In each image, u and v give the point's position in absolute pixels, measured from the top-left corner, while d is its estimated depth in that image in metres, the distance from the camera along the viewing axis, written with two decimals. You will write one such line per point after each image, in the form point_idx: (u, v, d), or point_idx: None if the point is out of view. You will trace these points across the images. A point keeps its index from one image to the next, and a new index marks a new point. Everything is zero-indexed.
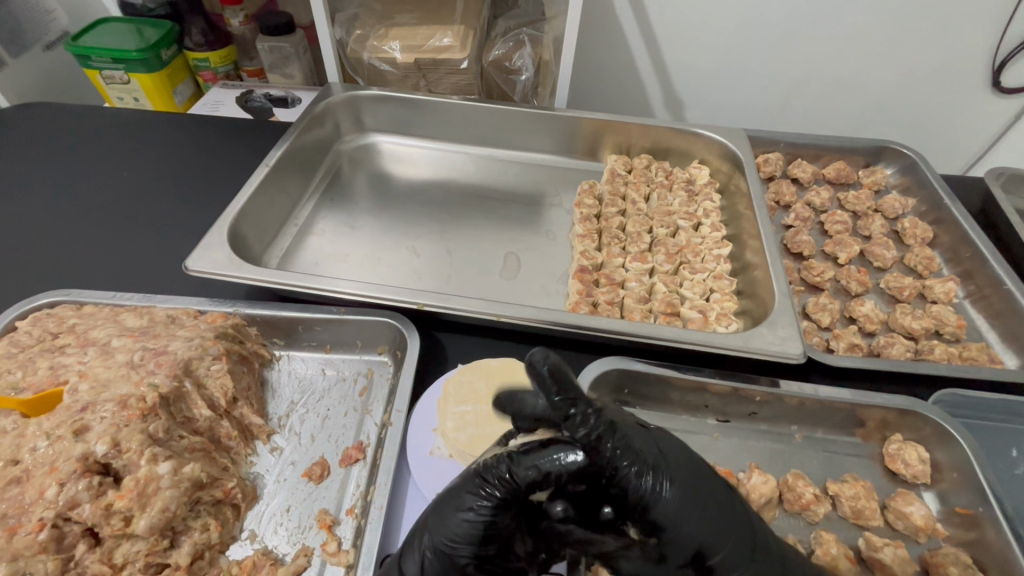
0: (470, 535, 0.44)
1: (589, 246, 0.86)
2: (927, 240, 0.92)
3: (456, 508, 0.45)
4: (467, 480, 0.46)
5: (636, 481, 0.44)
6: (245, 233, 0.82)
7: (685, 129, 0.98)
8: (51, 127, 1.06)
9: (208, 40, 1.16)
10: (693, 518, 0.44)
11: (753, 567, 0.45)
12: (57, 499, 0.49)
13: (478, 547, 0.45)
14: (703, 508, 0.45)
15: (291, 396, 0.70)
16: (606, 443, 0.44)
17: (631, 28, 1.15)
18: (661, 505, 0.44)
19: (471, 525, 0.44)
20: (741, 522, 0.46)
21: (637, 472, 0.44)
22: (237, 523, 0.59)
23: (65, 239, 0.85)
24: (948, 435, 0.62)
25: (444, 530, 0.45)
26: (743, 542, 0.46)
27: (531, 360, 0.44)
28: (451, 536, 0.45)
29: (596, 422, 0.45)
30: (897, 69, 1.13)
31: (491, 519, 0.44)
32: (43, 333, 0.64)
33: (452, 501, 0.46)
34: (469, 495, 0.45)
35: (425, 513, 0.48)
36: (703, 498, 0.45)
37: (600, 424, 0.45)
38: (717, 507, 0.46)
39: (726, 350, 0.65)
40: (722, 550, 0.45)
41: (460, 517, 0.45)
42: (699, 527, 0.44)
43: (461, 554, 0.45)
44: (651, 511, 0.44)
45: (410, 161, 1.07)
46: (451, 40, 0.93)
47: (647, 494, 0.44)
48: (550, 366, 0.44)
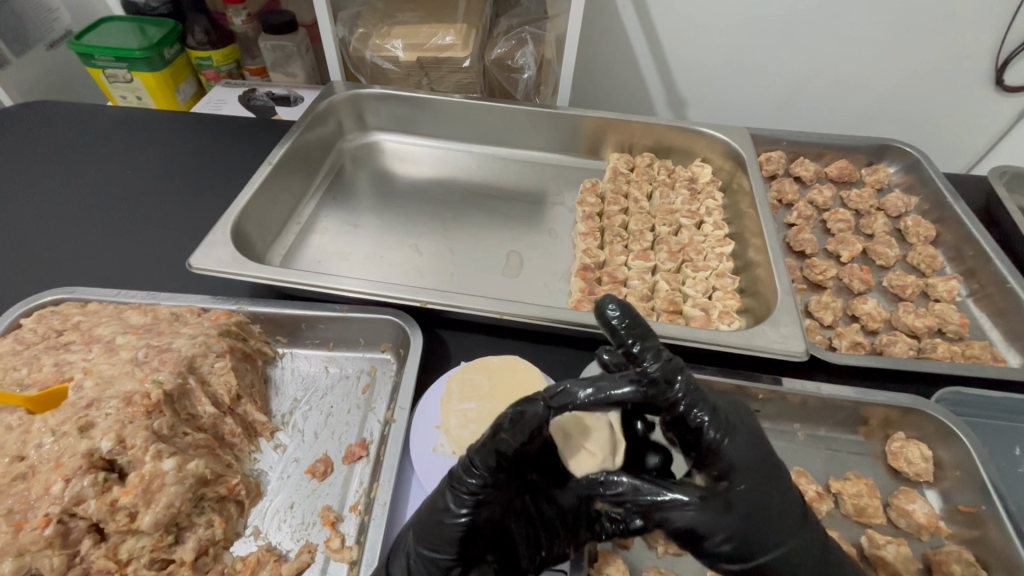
0: (449, 539, 0.46)
1: (591, 244, 0.86)
2: (930, 239, 0.92)
3: (435, 511, 0.47)
4: (444, 484, 0.47)
5: (707, 427, 0.44)
6: (248, 230, 0.82)
7: (687, 127, 0.98)
8: (54, 125, 1.06)
9: (210, 38, 1.16)
10: (756, 472, 0.44)
11: (803, 528, 0.45)
12: (62, 495, 0.49)
13: (459, 548, 0.47)
14: (765, 466, 0.45)
15: (294, 394, 0.71)
16: (676, 385, 0.44)
17: (634, 27, 1.15)
18: (730, 451, 0.44)
19: (450, 529, 0.46)
20: (793, 488, 0.46)
21: (708, 419, 0.44)
22: (241, 519, 0.59)
23: (69, 236, 0.85)
24: (951, 433, 0.62)
25: (425, 534, 0.47)
26: (794, 506, 0.46)
27: (602, 303, 0.48)
28: (432, 539, 0.47)
29: (668, 362, 0.44)
30: (900, 68, 1.13)
31: (468, 521, 0.46)
32: (47, 330, 0.65)
33: (432, 506, 0.47)
34: (445, 497, 0.47)
35: (409, 518, 0.49)
36: (764, 457, 0.45)
37: (676, 368, 0.45)
38: (777, 469, 0.46)
39: (728, 348, 0.65)
40: (778, 509, 0.44)
41: (437, 522, 0.47)
42: (761, 482, 0.44)
43: (442, 558, 0.47)
44: (721, 454, 0.44)
45: (412, 160, 1.07)
46: (454, 38, 0.93)
47: (717, 442, 0.44)
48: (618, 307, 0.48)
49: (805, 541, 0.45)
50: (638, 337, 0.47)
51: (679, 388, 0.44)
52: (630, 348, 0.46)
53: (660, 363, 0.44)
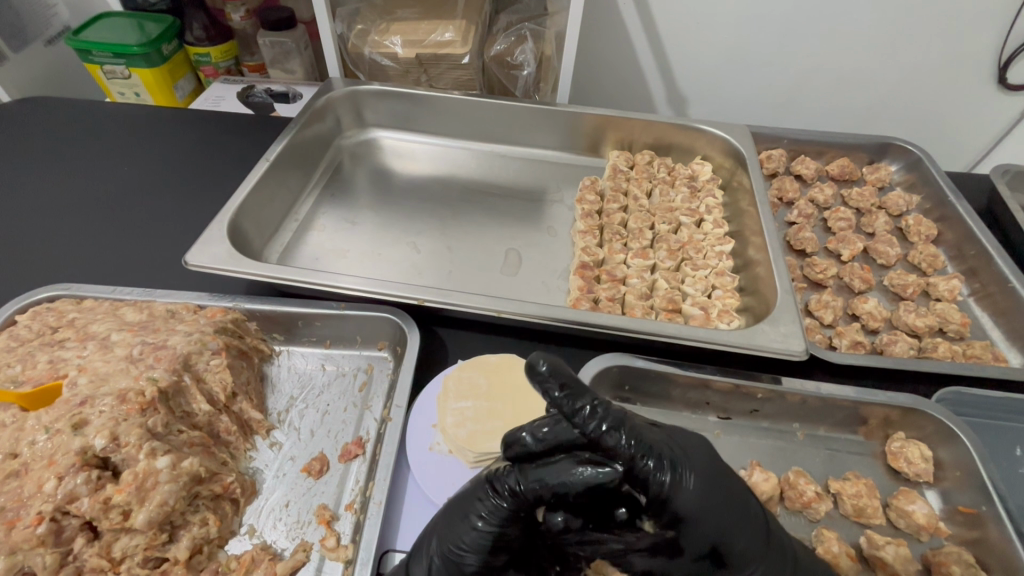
0: (477, 545, 0.46)
1: (590, 242, 0.86)
2: (932, 238, 0.91)
3: (466, 516, 0.46)
4: (478, 489, 0.47)
5: (654, 475, 0.43)
6: (245, 227, 0.81)
7: (687, 125, 0.98)
8: (52, 121, 1.05)
9: (209, 34, 1.15)
10: (710, 511, 0.44)
11: (769, 557, 0.46)
12: (55, 493, 0.49)
13: (485, 556, 0.46)
14: (721, 504, 0.45)
15: (291, 391, 0.70)
16: (621, 437, 0.43)
17: (634, 24, 1.15)
18: (681, 499, 0.43)
19: (478, 534, 0.45)
20: (755, 517, 0.47)
21: (655, 466, 0.43)
22: (236, 517, 0.59)
23: (66, 233, 0.85)
24: (951, 433, 0.61)
25: (452, 538, 0.46)
26: (757, 537, 0.46)
27: (531, 362, 0.44)
28: (460, 543, 0.46)
29: (608, 414, 0.43)
30: (902, 66, 1.12)
31: (500, 530, 0.45)
32: (42, 327, 0.64)
33: (460, 508, 0.47)
34: (478, 503, 0.46)
35: (434, 519, 0.49)
36: (720, 497, 0.45)
37: (611, 415, 0.43)
38: (734, 503, 0.45)
39: (727, 347, 0.64)
40: (739, 542, 0.45)
41: (467, 527, 0.46)
42: (717, 521, 0.44)
43: (468, 563, 0.46)
44: (670, 504, 0.43)
45: (411, 157, 1.07)
46: (453, 34, 0.92)
47: (666, 489, 0.43)
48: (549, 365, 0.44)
49: (772, 565, 0.46)
50: (576, 398, 0.43)
51: (623, 439, 0.43)
52: (571, 413, 0.43)
53: (599, 420, 0.43)
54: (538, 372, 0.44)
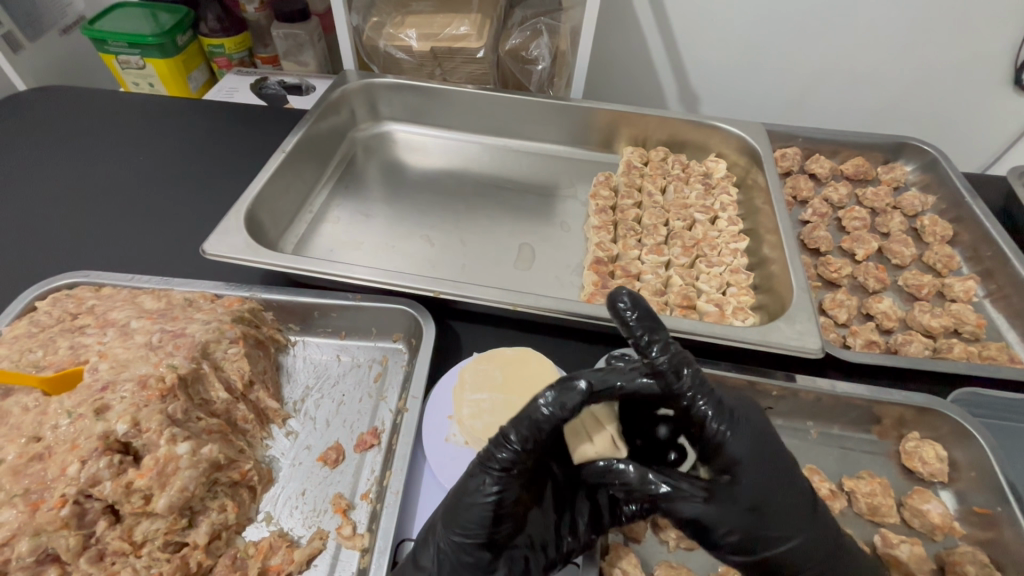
0: (481, 520, 0.46)
1: (604, 238, 0.86)
2: (947, 238, 0.90)
3: (464, 494, 0.47)
4: (472, 465, 0.48)
5: (711, 420, 0.48)
6: (261, 218, 0.82)
7: (702, 122, 0.97)
8: (68, 110, 1.06)
9: (223, 26, 1.15)
10: (761, 464, 0.48)
11: (812, 525, 0.48)
12: (78, 476, 0.49)
13: (490, 530, 0.46)
14: (767, 460, 0.48)
15: (306, 381, 0.71)
16: (685, 377, 0.48)
17: (648, 21, 1.14)
18: (736, 446, 0.48)
19: (479, 510, 0.46)
20: (798, 485, 0.49)
21: (714, 411, 0.48)
22: (253, 505, 0.59)
23: (83, 221, 0.85)
24: (966, 433, 0.61)
25: (456, 520, 0.47)
26: (797, 499, 0.48)
27: (613, 297, 0.52)
28: (467, 528, 0.46)
29: (676, 354, 0.49)
30: (918, 66, 1.12)
31: (499, 497, 0.46)
32: (62, 314, 0.65)
33: (463, 493, 0.47)
34: (475, 477, 0.47)
35: (437, 509, 0.49)
36: (765, 452, 0.48)
37: (681, 356, 0.49)
38: (779, 465, 0.49)
39: (744, 344, 0.64)
40: (782, 501, 0.48)
41: (467, 504, 0.46)
42: (764, 473, 0.48)
43: (475, 541, 0.46)
44: (726, 450, 0.48)
45: (423, 151, 1.07)
46: (468, 28, 0.92)
47: (721, 437, 0.47)
48: (630, 299, 0.51)
49: (810, 536, 0.48)
50: (650, 332, 0.50)
51: (687, 380, 0.49)
52: (641, 344, 0.49)
53: (669, 356, 0.48)
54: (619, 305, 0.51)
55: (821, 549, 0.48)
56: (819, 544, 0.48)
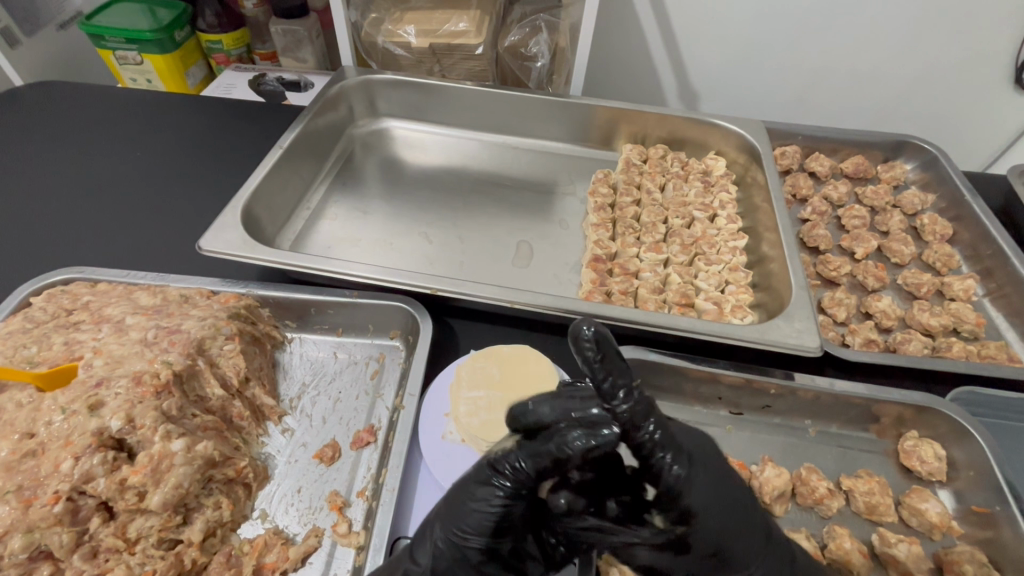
0: (482, 526, 0.46)
1: (603, 235, 0.86)
2: (947, 237, 0.90)
3: (470, 499, 0.46)
4: (481, 473, 0.47)
5: (670, 469, 0.43)
6: (258, 214, 0.81)
7: (702, 120, 0.97)
8: (65, 106, 1.05)
9: (221, 21, 1.15)
10: (718, 511, 0.45)
11: (768, 556, 0.47)
12: (72, 473, 0.49)
13: (490, 538, 0.46)
14: (726, 502, 0.45)
15: (303, 378, 0.70)
16: (648, 426, 0.42)
17: (648, 18, 1.14)
18: (694, 495, 0.44)
19: (483, 516, 0.45)
20: (758, 521, 0.47)
21: (674, 460, 0.43)
22: (248, 502, 0.59)
23: (79, 217, 0.85)
24: (964, 432, 0.61)
25: (457, 519, 0.46)
26: (758, 536, 0.47)
27: (575, 329, 0.40)
28: (464, 527, 0.46)
29: (640, 398, 0.42)
30: (919, 64, 1.11)
31: (505, 509, 0.45)
32: (57, 309, 0.64)
33: (466, 491, 0.47)
34: (482, 484, 0.46)
35: (438, 505, 0.49)
36: (724, 496, 0.45)
37: (645, 402, 0.42)
38: (740, 506, 0.46)
39: (743, 343, 0.64)
40: (742, 542, 0.46)
41: (471, 507, 0.46)
42: (723, 520, 0.45)
43: (473, 545, 0.46)
44: (682, 498, 0.44)
45: (422, 148, 1.06)
46: (467, 24, 0.92)
47: (678, 484, 0.43)
48: (595, 333, 0.40)
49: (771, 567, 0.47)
50: (613, 375, 0.41)
51: (650, 429, 0.43)
52: (603, 389, 0.42)
53: (632, 403, 0.41)
54: (582, 339, 0.40)
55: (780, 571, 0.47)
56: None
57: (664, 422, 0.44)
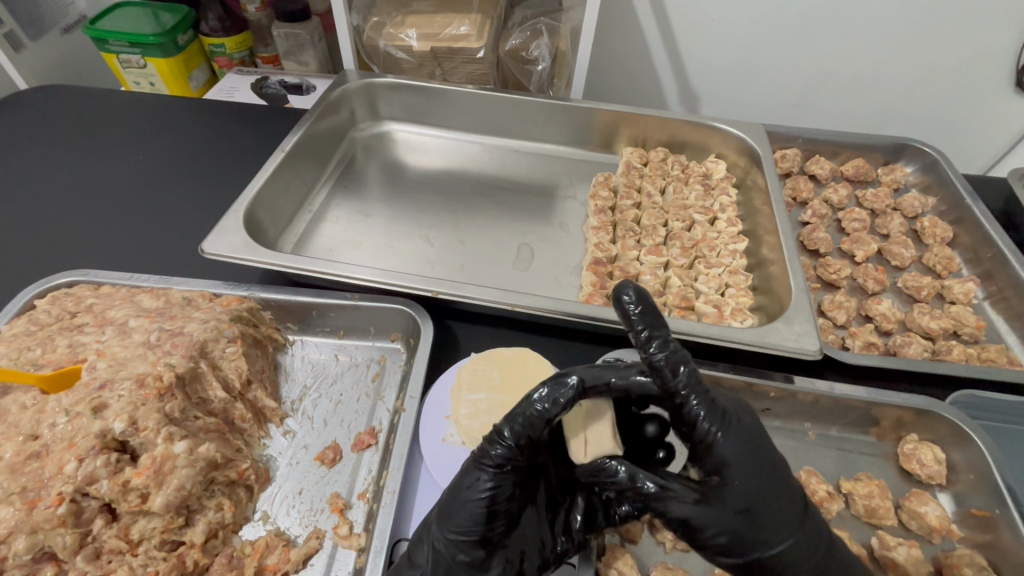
0: (473, 516, 0.46)
1: (603, 238, 0.86)
2: (947, 240, 0.90)
3: (460, 491, 0.47)
4: (468, 464, 0.48)
5: (706, 419, 0.46)
6: (260, 217, 0.82)
7: (702, 123, 0.97)
8: (69, 109, 1.06)
9: (224, 25, 1.16)
10: (753, 468, 0.46)
11: (804, 528, 0.47)
12: (75, 474, 0.49)
13: (485, 527, 0.46)
14: (758, 459, 0.47)
15: (304, 380, 0.71)
16: (681, 373, 0.47)
17: (648, 21, 1.14)
18: (726, 447, 0.46)
19: (473, 506, 0.46)
20: (794, 490, 0.48)
21: (708, 411, 0.46)
22: (250, 504, 0.59)
23: (83, 220, 0.85)
24: (964, 435, 0.61)
25: (450, 517, 0.47)
26: (791, 505, 0.47)
27: (619, 290, 0.50)
28: (457, 519, 0.46)
29: (675, 351, 0.48)
30: (918, 68, 1.12)
31: (493, 492, 0.46)
32: (61, 312, 0.65)
33: (457, 485, 0.48)
34: (470, 475, 0.47)
35: (432, 508, 0.49)
36: (757, 452, 0.47)
37: (679, 356, 0.48)
38: (775, 465, 0.47)
39: (741, 346, 0.64)
40: (775, 503, 0.46)
41: (462, 500, 0.47)
42: (756, 476, 0.46)
43: (469, 539, 0.46)
44: (715, 450, 0.46)
45: (423, 151, 1.07)
46: (468, 28, 0.92)
47: (710, 436, 0.46)
48: (634, 293, 0.49)
49: (805, 537, 0.47)
50: (652, 329, 0.48)
51: (682, 378, 0.47)
52: (641, 339, 0.48)
53: (667, 352, 0.47)
54: (621, 302, 0.49)
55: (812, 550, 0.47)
56: (812, 549, 0.47)
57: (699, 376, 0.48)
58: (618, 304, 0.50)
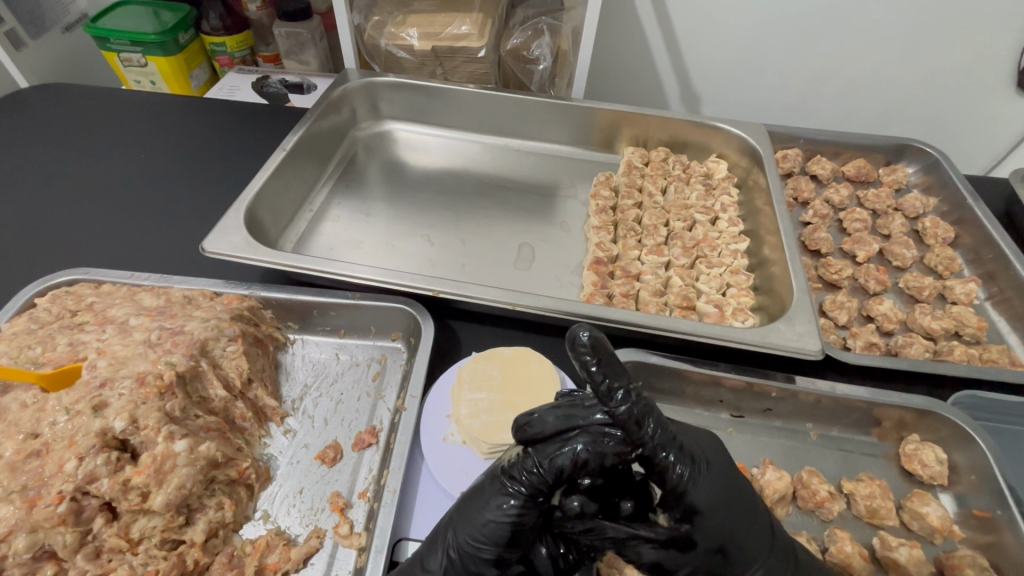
0: (496, 536, 0.46)
1: (604, 238, 0.86)
2: (948, 241, 0.90)
3: (484, 507, 0.46)
4: (493, 482, 0.47)
5: (674, 469, 0.45)
6: (261, 216, 0.82)
7: (703, 123, 0.97)
8: (69, 108, 1.06)
9: (225, 24, 1.15)
10: (723, 512, 0.47)
11: (773, 554, 0.48)
12: (75, 473, 0.49)
13: (503, 548, 0.46)
14: (730, 500, 0.47)
15: (305, 379, 0.71)
16: (648, 426, 0.44)
17: (650, 21, 1.14)
18: (698, 492, 0.46)
19: (496, 525, 0.46)
20: (764, 525, 0.49)
21: (675, 458, 0.45)
22: (250, 503, 0.59)
23: (84, 219, 0.85)
24: (966, 436, 0.61)
25: (469, 529, 0.46)
26: (761, 535, 0.48)
27: (573, 334, 0.43)
28: (478, 536, 0.46)
29: (638, 401, 0.44)
30: (919, 68, 1.12)
31: (518, 519, 0.46)
32: (62, 310, 0.65)
33: (480, 499, 0.47)
34: (497, 495, 0.46)
35: (451, 510, 0.49)
36: (728, 493, 0.47)
37: (642, 406, 0.44)
38: (743, 501, 0.48)
39: (743, 345, 0.64)
40: (747, 541, 0.47)
41: (485, 517, 0.46)
42: (726, 516, 0.47)
43: (485, 555, 0.46)
44: (688, 497, 0.46)
45: (424, 150, 1.07)
46: (469, 27, 0.92)
47: (682, 484, 0.45)
48: (592, 337, 0.43)
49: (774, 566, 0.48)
50: (611, 377, 0.43)
51: (649, 430, 0.44)
52: (601, 391, 0.43)
53: (630, 405, 0.43)
54: (580, 346, 0.43)
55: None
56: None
57: (664, 423, 0.46)
58: (573, 350, 0.43)
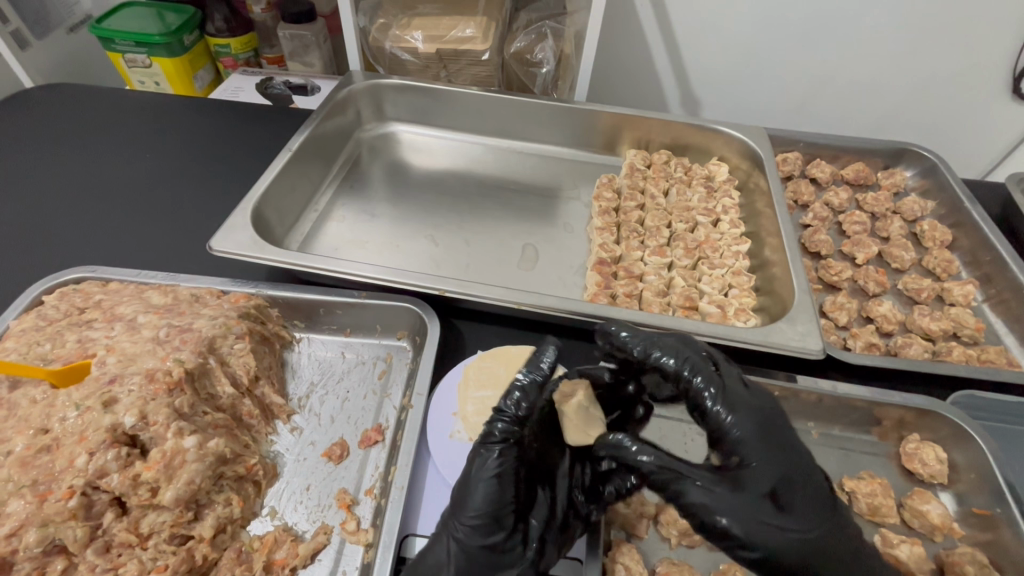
0: (490, 497, 0.49)
1: (608, 239, 0.87)
2: (946, 243, 0.91)
3: (473, 473, 0.51)
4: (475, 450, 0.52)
5: (712, 404, 0.51)
6: (267, 216, 0.82)
7: (704, 126, 0.98)
8: (74, 108, 1.06)
9: (230, 25, 1.16)
10: (770, 457, 0.49)
11: (825, 520, 0.48)
12: (86, 467, 0.50)
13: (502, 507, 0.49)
14: (775, 446, 0.49)
15: (311, 377, 0.71)
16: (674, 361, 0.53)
17: (651, 26, 1.16)
18: (743, 429, 0.50)
19: (487, 485, 0.49)
20: (814, 481, 0.50)
21: (715, 395, 0.51)
22: (257, 500, 0.60)
23: (89, 217, 0.86)
24: (966, 435, 0.62)
25: (468, 499, 0.49)
26: (812, 491, 0.49)
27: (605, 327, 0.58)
28: (473, 502, 0.49)
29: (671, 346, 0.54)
30: (916, 77, 1.13)
31: (502, 471, 0.50)
32: (70, 307, 0.65)
33: (468, 475, 0.51)
34: (479, 462, 0.51)
35: (448, 502, 0.52)
36: (774, 440, 0.50)
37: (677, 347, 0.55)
38: (791, 455, 0.49)
39: (745, 345, 0.64)
40: (795, 489, 0.48)
41: (478, 484, 0.50)
42: (772, 459, 0.49)
43: (488, 519, 0.48)
44: (730, 432, 0.50)
45: (429, 152, 1.07)
46: (473, 31, 0.93)
47: (723, 419, 0.50)
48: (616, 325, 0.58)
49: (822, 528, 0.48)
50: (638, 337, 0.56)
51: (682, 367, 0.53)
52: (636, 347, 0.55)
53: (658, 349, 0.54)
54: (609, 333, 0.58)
55: (828, 538, 0.48)
56: (827, 538, 0.48)
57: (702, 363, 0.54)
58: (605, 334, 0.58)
